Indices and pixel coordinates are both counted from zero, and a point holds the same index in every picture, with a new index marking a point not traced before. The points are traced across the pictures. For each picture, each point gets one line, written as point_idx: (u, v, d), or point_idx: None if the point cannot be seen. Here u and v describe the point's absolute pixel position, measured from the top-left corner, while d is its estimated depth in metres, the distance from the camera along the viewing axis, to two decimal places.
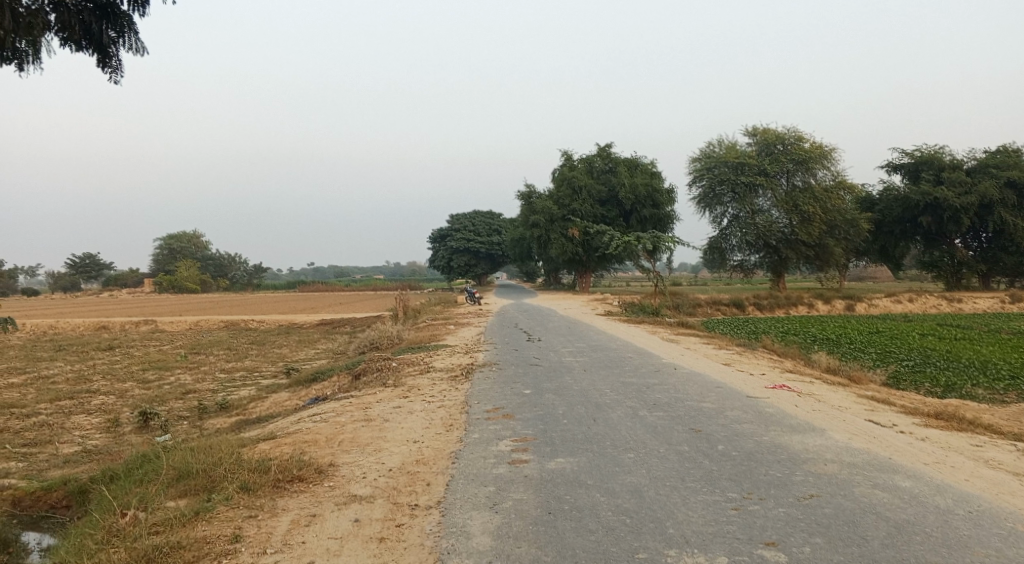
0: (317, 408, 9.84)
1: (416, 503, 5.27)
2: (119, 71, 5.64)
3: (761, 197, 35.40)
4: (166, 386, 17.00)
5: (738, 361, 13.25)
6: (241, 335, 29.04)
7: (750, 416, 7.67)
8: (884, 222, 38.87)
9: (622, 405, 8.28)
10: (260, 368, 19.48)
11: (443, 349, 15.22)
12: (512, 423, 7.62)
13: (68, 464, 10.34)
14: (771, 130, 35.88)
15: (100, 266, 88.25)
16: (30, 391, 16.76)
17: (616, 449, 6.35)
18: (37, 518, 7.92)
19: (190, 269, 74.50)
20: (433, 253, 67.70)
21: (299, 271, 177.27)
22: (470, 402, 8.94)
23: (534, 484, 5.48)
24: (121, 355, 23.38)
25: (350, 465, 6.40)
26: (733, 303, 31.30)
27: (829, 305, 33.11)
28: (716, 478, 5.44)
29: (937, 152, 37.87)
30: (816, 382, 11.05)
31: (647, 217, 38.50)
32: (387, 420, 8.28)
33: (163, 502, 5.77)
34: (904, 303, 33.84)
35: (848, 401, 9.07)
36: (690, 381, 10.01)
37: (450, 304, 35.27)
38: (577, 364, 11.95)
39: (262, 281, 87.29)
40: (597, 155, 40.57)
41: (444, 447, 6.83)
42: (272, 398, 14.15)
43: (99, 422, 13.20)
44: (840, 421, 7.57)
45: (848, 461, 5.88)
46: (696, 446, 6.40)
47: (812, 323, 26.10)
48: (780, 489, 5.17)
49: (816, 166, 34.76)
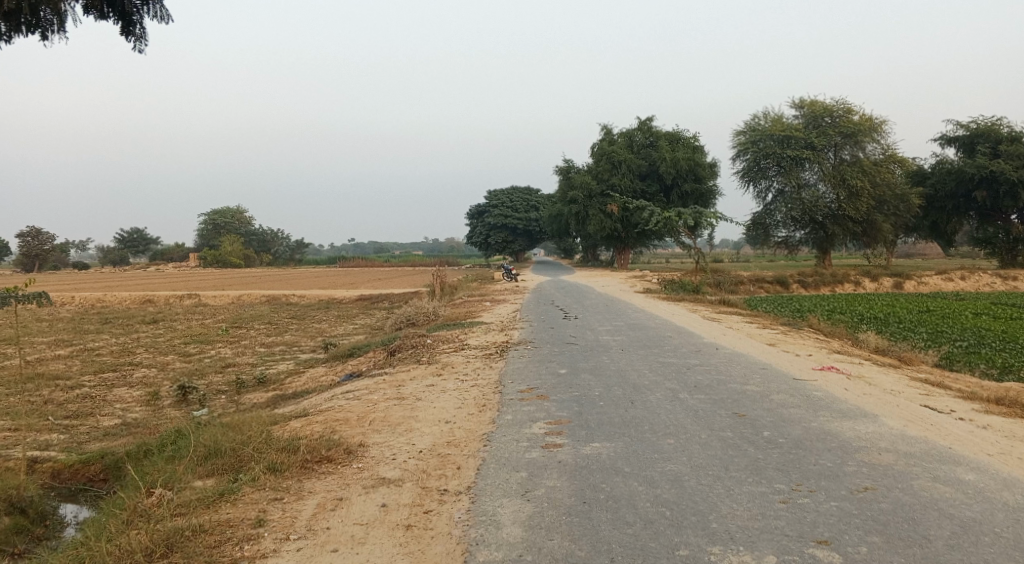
0: (350, 385, 9.74)
1: (446, 487, 5.08)
2: (143, 39, 5.44)
3: (807, 171, 34.12)
4: (206, 359, 17.17)
5: (783, 341, 12.78)
6: (281, 310, 29.39)
7: (798, 401, 7.29)
8: (935, 197, 37.47)
9: (661, 387, 7.98)
10: (299, 342, 19.61)
11: (479, 326, 15.03)
12: (547, 405, 7.39)
13: (108, 436, 10.47)
14: (819, 103, 34.60)
15: (147, 241, 90.41)
16: (77, 363, 17.11)
17: (654, 434, 6.07)
18: (75, 491, 7.97)
19: (234, 244, 75.78)
20: (472, 230, 67.49)
21: (340, 247, 179.87)
22: (504, 382, 8.73)
23: (568, 469, 5.25)
24: (164, 328, 23.77)
25: (380, 445, 6.24)
26: (777, 281, 30.54)
27: (876, 283, 32.12)
28: (762, 467, 5.14)
29: (995, 123, 36.17)
30: (866, 364, 10.55)
31: (688, 192, 37.69)
32: (419, 398, 8.11)
33: (189, 482, 5.69)
34: (955, 282, 32.65)
35: (900, 385, 8.62)
36: (733, 362, 9.63)
37: (488, 280, 35.08)
38: (616, 344, 11.64)
39: (303, 257, 88.53)
40: (637, 129, 39.68)
41: (476, 429, 6.63)
42: (309, 373, 14.17)
43: (139, 396, 13.37)
44: (893, 406, 7.15)
45: (906, 450, 5.50)
46: (740, 432, 6.08)
47: (860, 301, 25.33)
48: (832, 480, 4.84)
49: (865, 139, 33.54)
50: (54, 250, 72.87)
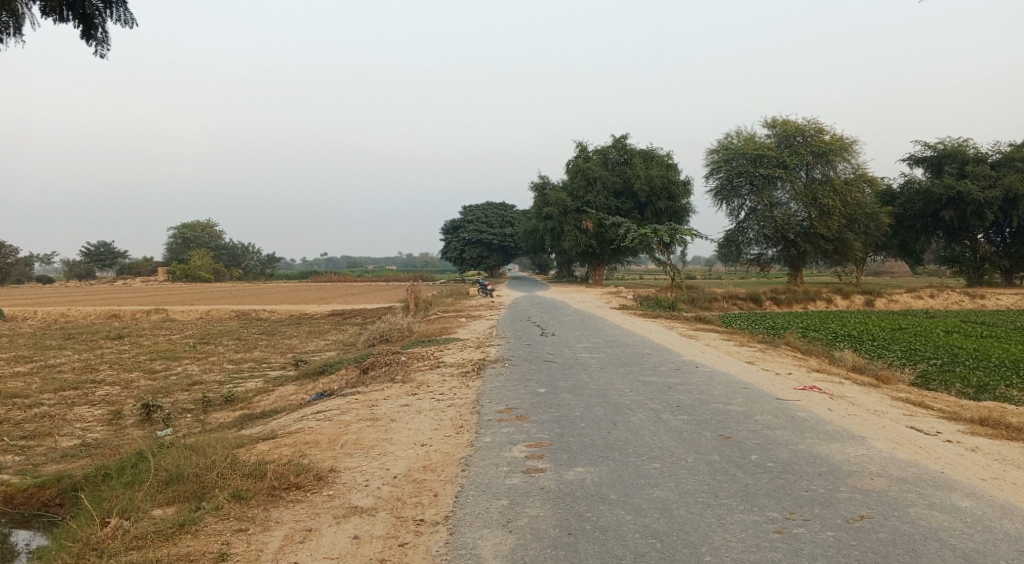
0: (321, 404, 9.38)
1: (422, 517, 4.79)
2: (105, 45, 5.11)
3: (780, 190, 34.55)
4: (172, 376, 16.64)
5: (761, 359, 12.68)
6: (252, 326, 28.80)
7: (783, 422, 7.13)
8: (904, 216, 38.05)
9: (643, 407, 7.77)
10: (269, 359, 19.12)
11: (455, 342, 14.72)
12: (527, 426, 7.13)
13: (66, 458, 9.98)
14: (791, 122, 35.09)
15: (114, 255, 88.74)
16: (36, 380, 16.47)
17: (639, 458, 5.85)
18: (29, 516, 7.50)
19: (204, 259, 74.60)
20: (446, 245, 67.14)
21: (313, 262, 178.03)
22: (482, 402, 8.47)
23: (551, 497, 4.99)
24: (129, 344, 23.08)
25: (352, 471, 5.93)
26: (750, 298, 30.69)
27: (848, 301, 32.41)
28: (753, 494, 4.94)
29: (961, 145, 36.92)
30: (846, 383, 10.45)
31: (662, 210, 37.81)
32: (394, 419, 7.82)
33: (148, 511, 5.34)
34: (924, 299, 33.10)
35: (883, 404, 8.51)
36: (714, 381, 9.46)
37: (463, 295, 34.78)
38: (595, 361, 11.42)
39: (275, 272, 87.47)
40: (612, 146, 39.80)
41: (453, 452, 6.35)
42: (279, 391, 13.75)
43: (101, 415, 12.85)
44: (879, 427, 7.02)
45: (898, 475, 5.34)
46: (727, 455, 5.89)
47: (833, 319, 25.49)
48: (827, 508, 4.64)
49: (835, 159, 33.98)
50: (17, 263, 71.22)
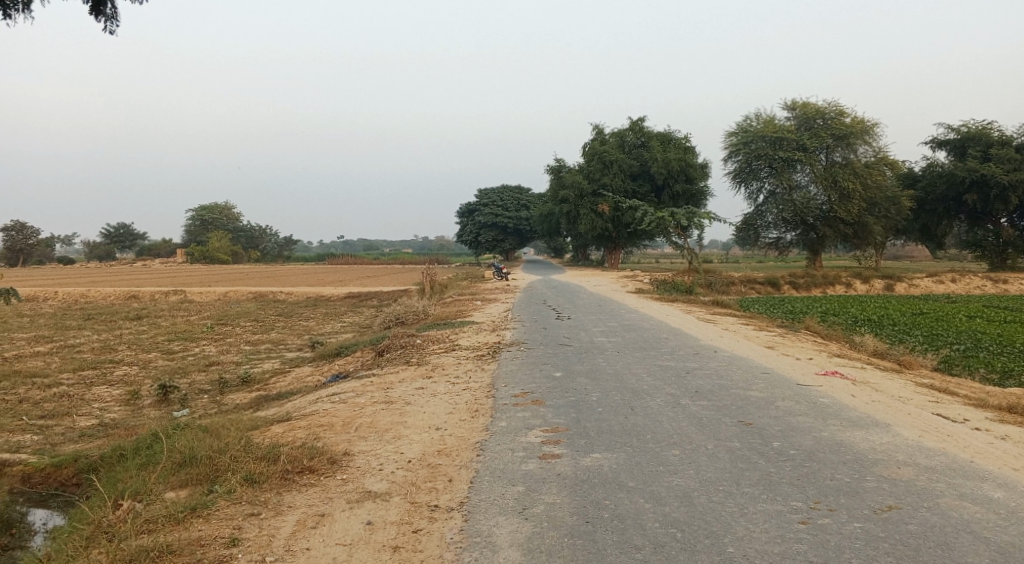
0: (336, 387, 9.32)
1: (436, 503, 4.71)
2: (115, 19, 5.05)
3: (799, 173, 33.98)
4: (189, 358, 16.69)
5: (781, 344, 12.47)
6: (268, 307, 28.87)
7: (805, 408, 6.97)
8: (926, 200, 37.37)
9: (661, 392, 7.64)
10: (285, 341, 19.16)
11: (470, 325, 14.63)
12: (542, 411, 7.03)
13: (83, 438, 10.01)
14: (811, 104, 34.49)
15: (133, 237, 89.47)
16: (56, 360, 16.59)
17: (658, 445, 5.72)
18: (46, 496, 7.50)
19: (221, 241, 75.06)
20: (461, 228, 66.97)
21: (330, 245, 178.63)
22: (497, 386, 8.37)
23: (568, 484, 4.89)
24: (147, 325, 23.22)
25: (366, 455, 5.85)
26: (768, 282, 30.34)
27: (868, 285, 31.96)
28: (775, 482, 4.81)
29: (985, 127, 36.10)
30: (868, 369, 10.24)
31: (679, 193, 37.36)
32: (408, 403, 7.74)
33: (160, 493, 5.30)
34: (946, 284, 32.56)
35: (907, 391, 8.32)
36: (734, 366, 9.30)
37: (478, 278, 34.67)
38: (611, 345, 11.30)
39: (291, 254, 87.92)
40: (629, 128, 39.36)
41: (468, 436, 6.26)
42: (295, 373, 13.75)
43: (119, 395, 12.90)
44: (904, 415, 6.84)
45: (926, 464, 5.18)
46: (749, 442, 5.76)
47: (853, 303, 25.17)
48: (853, 498, 4.50)
49: (857, 141, 33.38)
50: (38, 244, 72.12)
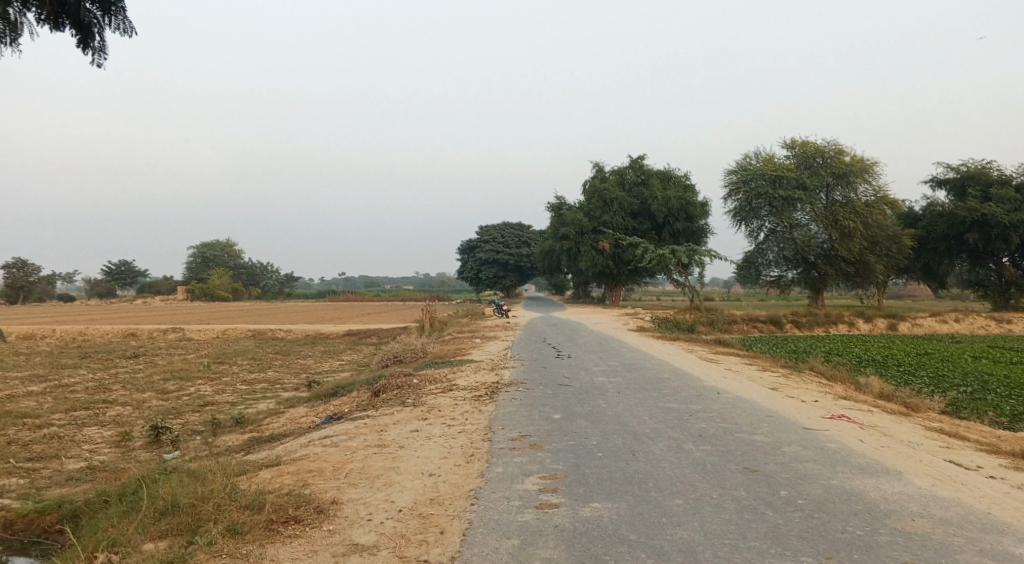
0: (329, 429, 9.05)
1: (426, 558, 4.49)
2: (102, 53, 5.03)
3: (799, 211, 33.96)
4: (183, 397, 16.41)
5: (786, 385, 12.21)
6: (266, 345, 28.62)
7: (812, 454, 6.73)
8: (927, 239, 37.35)
9: (664, 436, 7.40)
10: (282, 380, 18.89)
11: (469, 364, 14.40)
12: (540, 455, 6.79)
13: (70, 481, 9.72)
14: (811, 143, 34.60)
15: (134, 274, 89.51)
16: (49, 400, 16.33)
17: (661, 493, 5.48)
18: (27, 544, 7.20)
19: (223, 278, 75.07)
20: (462, 265, 66.94)
21: (332, 281, 178.82)
22: (494, 428, 8.13)
23: (566, 537, 4.66)
24: (144, 363, 22.98)
25: (356, 503, 5.61)
26: (770, 321, 30.14)
27: (870, 324, 31.74)
28: (784, 535, 4.57)
29: (984, 166, 36.20)
30: (876, 411, 9.97)
31: (680, 231, 37.35)
32: (402, 447, 7.49)
33: (138, 545, 5.06)
34: (950, 323, 32.34)
35: (917, 436, 8.07)
36: (738, 409, 9.05)
37: (478, 316, 34.45)
38: (612, 386, 11.05)
39: (293, 292, 87.88)
40: (629, 167, 39.53)
41: (463, 483, 6.02)
42: (290, 413, 13.48)
43: (110, 436, 12.62)
44: (915, 461, 6.60)
45: (941, 515, 4.94)
46: (755, 491, 5.52)
47: (856, 342, 24.94)
48: (865, 553, 4.28)
49: (857, 180, 33.45)
50: (40, 281, 72.26)
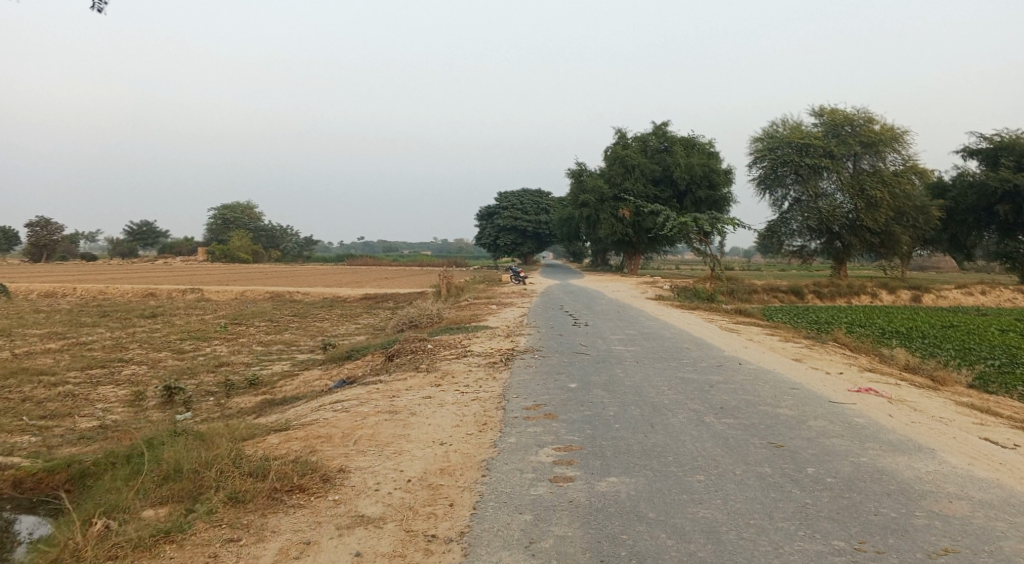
0: (340, 393, 8.88)
1: (433, 533, 4.28)
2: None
3: (825, 180, 33.16)
4: (199, 358, 16.38)
5: (809, 357, 11.84)
6: (284, 308, 28.61)
7: (840, 429, 6.42)
8: (956, 209, 36.42)
9: (684, 408, 7.12)
10: (298, 342, 18.83)
11: (484, 331, 14.19)
12: (556, 426, 6.54)
13: (82, 441, 9.65)
14: (840, 110, 33.71)
15: (156, 234, 90.15)
16: (66, 358, 16.35)
17: (681, 469, 5.21)
18: (35, 503, 7.09)
19: (242, 240, 75.30)
20: (480, 231, 66.51)
21: (350, 245, 178.92)
22: (508, 397, 7.89)
23: (580, 513, 4.42)
24: (162, 323, 23.01)
25: (363, 471, 5.42)
26: (791, 291, 29.59)
27: (894, 296, 31.12)
28: (813, 516, 4.31)
29: (1019, 136, 35.01)
30: (904, 385, 9.61)
31: (701, 199, 36.68)
32: (413, 413, 7.29)
33: (138, 511, 4.90)
34: (975, 296, 31.61)
35: (948, 412, 7.72)
36: (761, 381, 8.73)
37: (495, 282, 34.22)
38: (629, 355, 10.78)
39: (312, 254, 88.06)
40: (651, 133, 38.78)
41: (474, 453, 5.80)
42: (304, 376, 13.39)
43: (124, 396, 12.59)
44: (949, 438, 6.28)
45: (980, 498, 4.64)
46: (780, 467, 5.25)
47: (879, 314, 24.44)
48: (902, 538, 4.00)
49: (885, 149, 32.60)
50: (62, 240, 72.86)
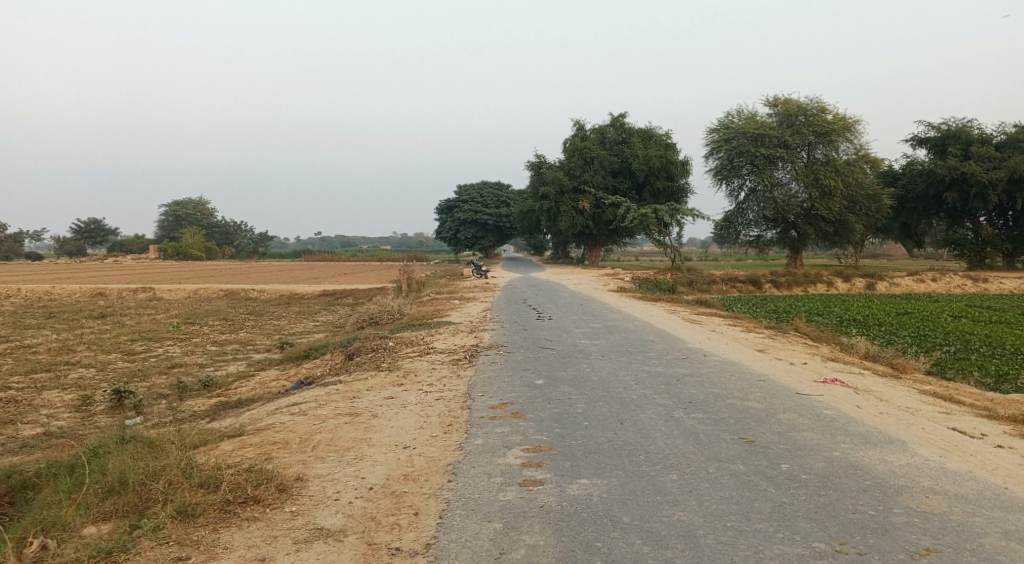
0: (298, 395, 8.55)
1: (398, 545, 4.04)
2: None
3: (780, 170, 33.52)
4: (151, 359, 15.77)
5: (773, 347, 11.85)
6: (240, 305, 27.91)
7: (810, 422, 6.35)
8: (906, 198, 37.22)
9: (652, 403, 6.97)
10: (255, 341, 18.31)
11: (446, 327, 13.91)
12: (522, 425, 6.34)
13: (24, 449, 9.13)
14: (793, 101, 34.14)
15: (105, 232, 87.56)
16: (8, 362, 15.59)
17: (654, 468, 5.05)
18: None
19: (195, 237, 73.49)
20: (440, 225, 65.99)
21: (309, 240, 176.05)
22: (473, 395, 7.66)
23: (552, 519, 4.23)
24: (112, 324, 22.20)
25: (322, 480, 5.14)
26: (750, 280, 29.88)
27: (849, 284, 31.71)
28: (790, 516, 4.19)
29: (965, 125, 35.90)
30: (867, 374, 9.64)
31: (660, 190, 36.86)
32: (375, 415, 7.01)
33: (78, 529, 4.54)
34: (926, 283, 32.37)
35: (914, 401, 7.74)
36: (728, 373, 8.66)
37: (457, 276, 33.90)
38: (595, 349, 10.62)
39: (269, 250, 86.43)
40: (609, 125, 38.76)
41: (439, 457, 5.56)
42: (261, 377, 12.94)
43: (71, 400, 12.01)
44: (917, 429, 6.26)
45: (956, 492, 4.57)
46: (754, 464, 5.12)
47: (835, 302, 24.83)
48: (882, 537, 3.91)
49: (838, 139, 33.07)
50: (4, 239, 70.19)
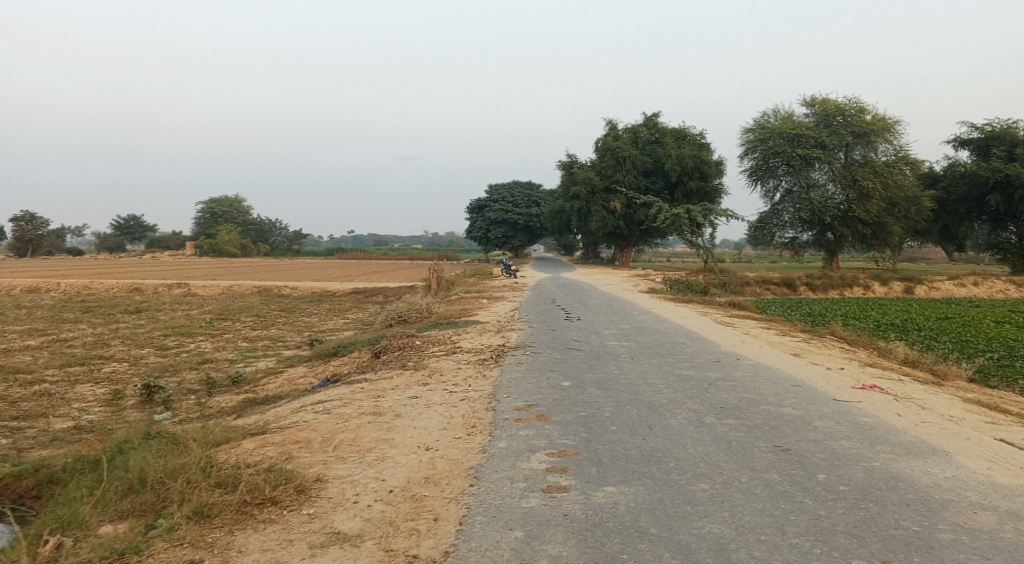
0: (323, 393, 8.50)
1: (415, 553, 3.91)
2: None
3: (817, 171, 32.85)
4: (182, 354, 15.92)
5: (809, 351, 11.50)
6: (272, 302, 28.13)
7: (848, 431, 6.08)
8: (947, 200, 36.22)
9: (683, 408, 6.75)
10: (285, 337, 18.40)
11: (474, 326, 13.79)
12: (548, 429, 6.16)
13: (54, 443, 9.19)
14: (831, 101, 33.45)
15: (144, 228, 89.26)
16: (44, 355, 15.83)
17: (684, 476, 4.86)
18: None
19: (230, 234, 74.53)
20: (471, 224, 66.01)
21: (341, 238, 177.65)
22: (498, 396, 7.50)
23: (576, 528, 4.06)
24: (146, 319, 22.48)
25: (342, 481, 5.03)
26: (784, 283, 29.30)
27: (887, 287, 30.90)
28: (829, 531, 3.96)
29: (1010, 126, 34.80)
30: (908, 381, 9.28)
31: (693, 190, 36.39)
32: (399, 416, 6.89)
33: (96, 528, 4.47)
34: (968, 287, 31.42)
35: (958, 410, 7.40)
36: (761, 378, 8.39)
37: (487, 275, 33.80)
38: (624, 351, 10.39)
39: (302, 248, 87.30)
40: (642, 124, 38.37)
41: (462, 459, 5.43)
42: (289, 373, 12.95)
43: (103, 394, 12.13)
44: (962, 440, 5.96)
45: (1007, 508, 4.30)
46: (789, 474, 4.89)
47: (873, 306, 24.21)
48: (929, 557, 3.67)
49: (877, 139, 32.34)
50: (47, 235, 71.87)
